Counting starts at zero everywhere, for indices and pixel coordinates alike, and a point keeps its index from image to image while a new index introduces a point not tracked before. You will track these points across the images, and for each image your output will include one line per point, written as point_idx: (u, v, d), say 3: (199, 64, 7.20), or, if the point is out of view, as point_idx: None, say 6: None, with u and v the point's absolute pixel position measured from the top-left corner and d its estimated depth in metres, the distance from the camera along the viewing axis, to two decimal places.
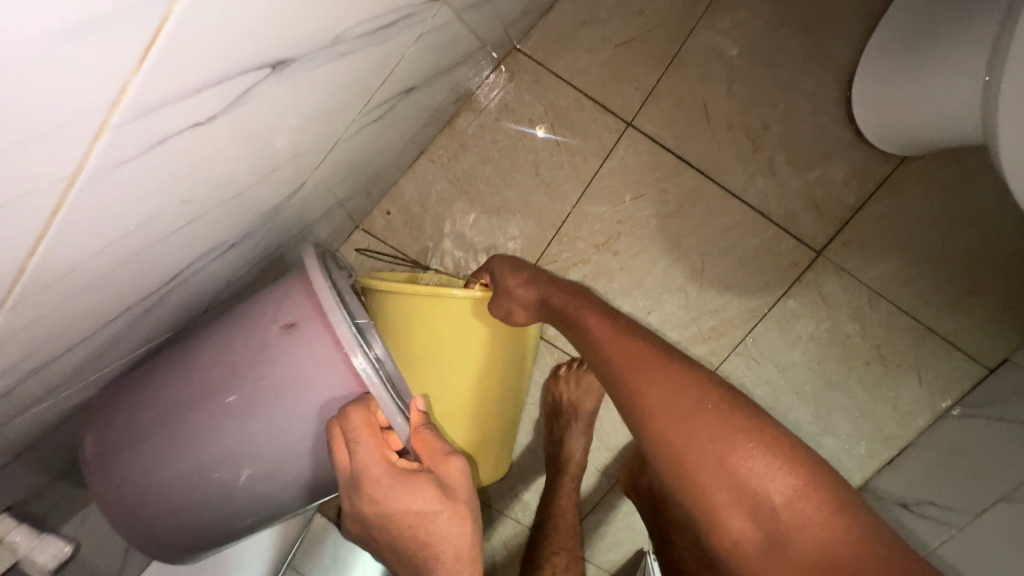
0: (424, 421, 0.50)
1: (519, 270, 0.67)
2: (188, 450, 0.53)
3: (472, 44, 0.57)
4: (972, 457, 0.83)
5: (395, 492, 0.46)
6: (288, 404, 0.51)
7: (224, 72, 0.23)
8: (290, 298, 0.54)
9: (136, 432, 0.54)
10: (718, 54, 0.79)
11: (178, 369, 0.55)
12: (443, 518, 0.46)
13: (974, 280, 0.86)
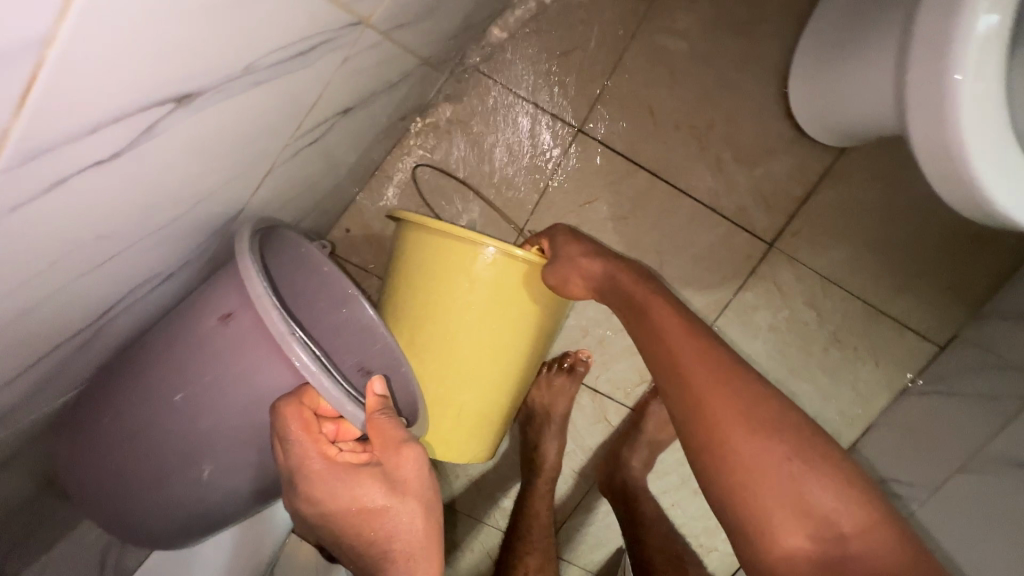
0: (379, 407, 0.50)
1: (585, 243, 0.66)
2: (149, 448, 0.53)
3: (410, 62, 0.58)
4: (931, 433, 0.87)
5: (341, 485, 0.49)
6: (239, 397, 0.52)
7: (118, 109, 0.24)
8: (229, 288, 0.53)
9: (97, 437, 0.55)
10: (660, 57, 0.81)
11: (126, 371, 0.54)
12: (393, 509, 0.49)
13: (920, 262, 0.89)
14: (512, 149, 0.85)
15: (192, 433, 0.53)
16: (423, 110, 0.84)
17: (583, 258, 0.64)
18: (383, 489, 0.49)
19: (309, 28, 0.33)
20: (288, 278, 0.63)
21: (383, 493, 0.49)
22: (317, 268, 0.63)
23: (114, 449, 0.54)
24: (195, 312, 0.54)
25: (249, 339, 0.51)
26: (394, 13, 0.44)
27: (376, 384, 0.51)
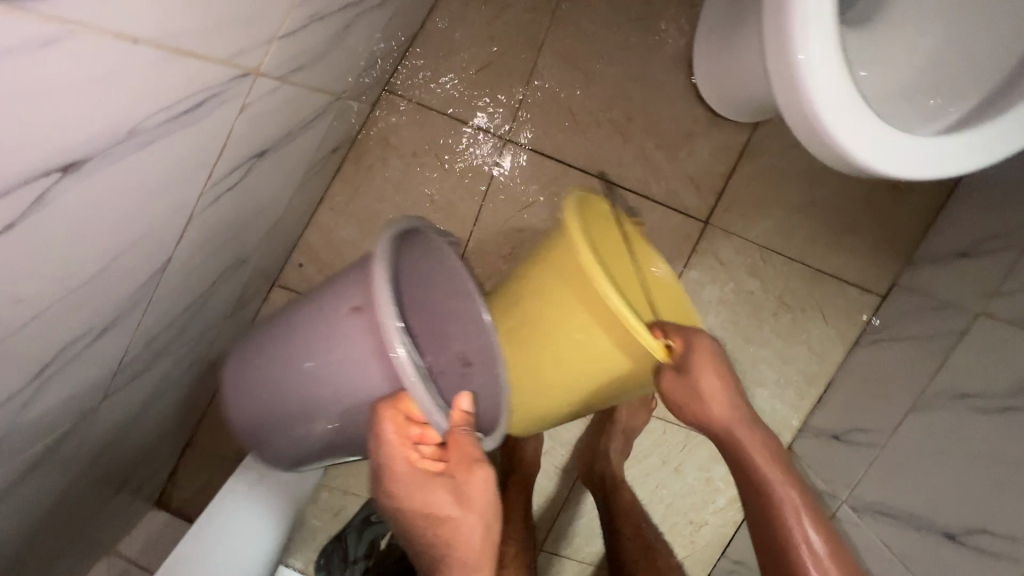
0: (463, 422, 0.59)
1: (720, 373, 0.60)
2: (277, 398, 0.66)
3: (322, 97, 0.62)
4: (883, 379, 0.91)
5: (421, 491, 0.57)
6: (345, 375, 0.62)
7: (5, 186, 0.26)
8: (355, 285, 0.63)
9: (249, 375, 0.68)
10: (574, 59, 0.85)
11: (278, 329, 0.67)
12: (459, 516, 0.57)
13: (847, 219, 0.94)
14: (450, 165, 0.88)
15: (312, 394, 0.63)
16: (357, 139, 0.87)
17: (713, 405, 0.60)
18: (451, 499, 0.57)
19: (194, 84, 0.37)
20: (421, 261, 0.70)
21: (453, 503, 0.57)
22: (446, 262, 0.69)
23: (255, 388, 0.67)
24: (328, 299, 0.64)
25: (362, 335, 0.61)
26: (285, 59, 0.47)
27: (462, 402, 0.60)
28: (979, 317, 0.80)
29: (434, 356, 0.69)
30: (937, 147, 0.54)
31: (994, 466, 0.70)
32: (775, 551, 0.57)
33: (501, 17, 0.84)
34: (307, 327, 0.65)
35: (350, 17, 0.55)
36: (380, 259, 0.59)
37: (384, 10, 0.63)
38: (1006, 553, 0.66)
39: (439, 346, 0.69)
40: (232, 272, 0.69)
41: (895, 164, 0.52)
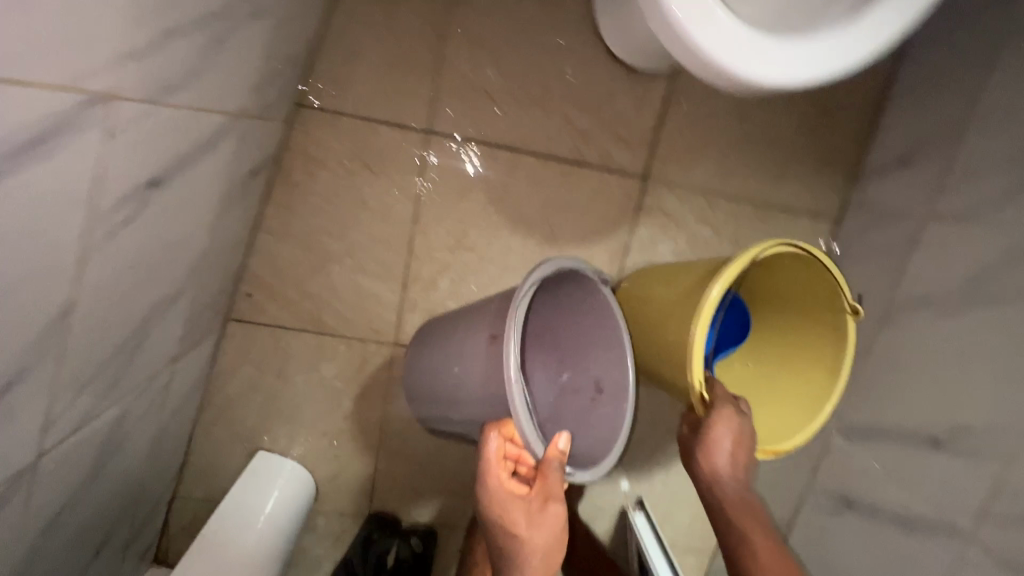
0: (556, 460, 0.72)
1: (733, 428, 0.69)
2: (435, 383, 0.85)
3: (214, 118, 0.60)
4: (850, 302, 0.90)
5: (506, 504, 0.71)
6: (476, 389, 0.76)
7: None
8: (496, 319, 0.76)
9: (429, 359, 0.86)
10: (480, 40, 0.84)
11: (451, 333, 0.84)
12: (527, 534, 0.70)
13: (786, 149, 0.93)
14: (379, 167, 0.87)
15: (458, 393, 0.80)
16: (279, 159, 0.85)
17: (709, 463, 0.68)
18: (524, 520, 0.70)
19: (32, 111, 0.35)
20: (579, 294, 0.88)
21: (525, 521, 0.70)
22: (596, 302, 0.84)
23: (430, 368, 0.86)
24: (476, 324, 0.79)
25: (490, 363, 0.74)
26: (144, 79, 0.46)
27: (559, 442, 0.71)
28: (928, 220, 0.79)
29: (574, 375, 0.89)
30: (823, 52, 0.60)
31: (964, 363, 0.69)
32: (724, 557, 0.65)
33: (396, 6, 0.82)
34: (460, 339, 0.81)
35: (219, 29, 0.54)
36: (516, 303, 0.70)
37: (263, 20, 0.62)
38: (989, 447, 0.65)
39: (580, 367, 0.89)
40: (165, 312, 0.68)
41: (767, 71, 0.58)
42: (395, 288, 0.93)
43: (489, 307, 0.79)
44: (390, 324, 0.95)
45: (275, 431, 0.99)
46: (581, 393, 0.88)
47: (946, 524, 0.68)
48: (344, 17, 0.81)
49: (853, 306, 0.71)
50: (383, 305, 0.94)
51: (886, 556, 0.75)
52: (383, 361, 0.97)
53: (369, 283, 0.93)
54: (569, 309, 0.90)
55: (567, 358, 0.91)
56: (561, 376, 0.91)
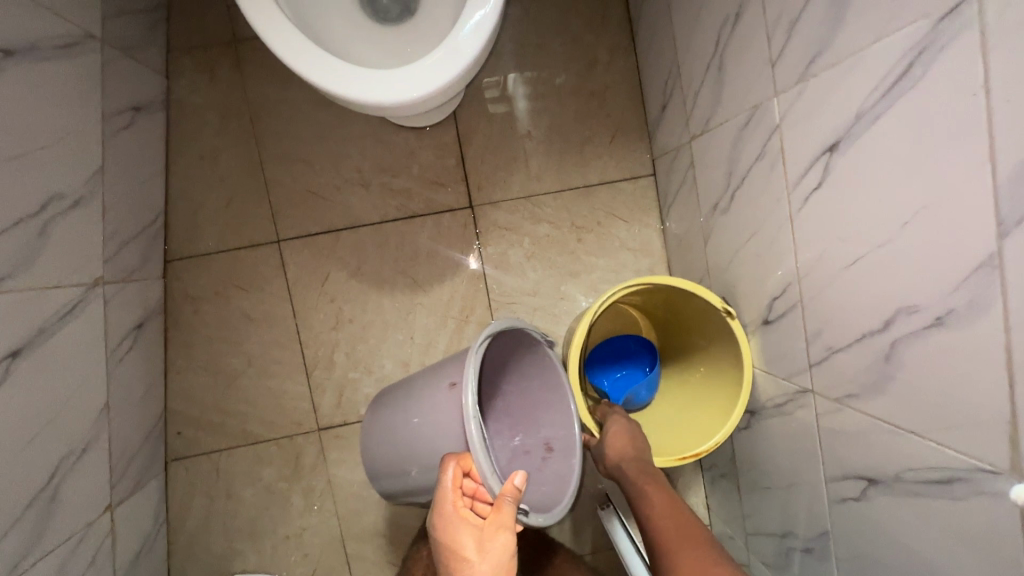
0: (511, 494, 0.59)
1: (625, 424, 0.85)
2: (385, 452, 0.78)
3: (64, 292, 0.75)
4: (684, 234, 0.98)
5: (455, 531, 0.58)
6: (426, 439, 0.70)
7: None
8: (459, 365, 0.69)
9: (383, 427, 0.79)
10: (289, 156, 1.01)
11: (400, 398, 0.78)
12: (473, 565, 0.55)
13: (579, 135, 1.06)
14: (248, 283, 1.02)
15: (412, 447, 0.72)
16: (168, 309, 1.01)
17: (613, 449, 0.81)
18: (473, 546, 0.57)
19: None
20: (524, 359, 0.81)
21: (473, 547, 0.57)
22: (541, 359, 0.79)
23: (380, 438, 0.79)
24: (431, 379, 0.73)
25: (450, 408, 0.67)
26: None
27: (515, 476, 0.59)
28: (692, 142, 0.88)
29: (525, 435, 0.80)
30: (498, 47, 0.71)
31: (752, 243, 0.75)
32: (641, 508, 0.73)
33: (216, 159, 1.00)
34: (418, 391, 0.74)
35: (37, 226, 0.69)
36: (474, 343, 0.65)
37: (87, 208, 0.79)
38: (789, 304, 0.69)
39: (530, 427, 0.80)
40: (79, 462, 0.78)
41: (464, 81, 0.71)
42: (300, 378, 1.04)
43: (445, 363, 0.74)
44: (307, 412, 1.04)
45: (242, 551, 1.04)
46: (531, 454, 0.78)
47: (800, 387, 0.70)
48: (180, 182, 1.00)
49: (731, 317, 0.79)
50: (296, 397, 1.04)
51: (789, 442, 0.76)
52: (314, 449, 1.04)
53: (277, 383, 1.03)
54: (511, 371, 0.82)
55: (519, 420, 0.82)
56: (513, 439, 0.81)
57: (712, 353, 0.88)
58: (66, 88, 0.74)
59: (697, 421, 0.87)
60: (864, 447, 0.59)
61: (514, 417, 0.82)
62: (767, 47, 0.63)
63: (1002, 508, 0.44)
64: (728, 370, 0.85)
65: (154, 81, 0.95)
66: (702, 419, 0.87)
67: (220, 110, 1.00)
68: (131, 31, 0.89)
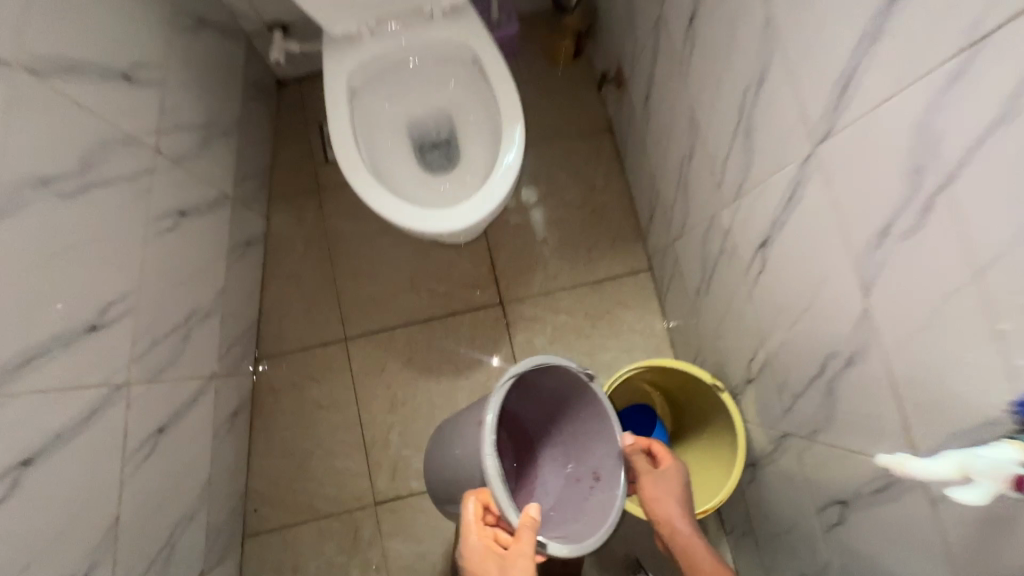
0: (530, 521, 0.65)
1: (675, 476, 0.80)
2: (446, 484, 0.90)
3: (193, 383, 0.97)
4: (679, 316, 1.18)
5: (478, 558, 0.66)
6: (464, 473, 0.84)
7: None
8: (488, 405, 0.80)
9: (445, 459, 0.91)
10: (357, 271, 1.28)
11: (460, 430, 0.90)
12: None
13: (586, 242, 1.31)
14: (321, 375, 1.23)
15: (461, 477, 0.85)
16: (255, 399, 1.22)
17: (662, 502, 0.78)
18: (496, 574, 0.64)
19: (86, 404, 0.72)
20: (566, 389, 0.83)
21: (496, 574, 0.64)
22: (586, 388, 0.78)
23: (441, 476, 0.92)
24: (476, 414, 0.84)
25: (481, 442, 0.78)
26: (143, 370, 0.84)
27: (532, 507, 0.65)
28: (674, 243, 1.12)
29: (576, 464, 0.83)
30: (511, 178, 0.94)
31: (729, 318, 0.94)
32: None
33: (301, 277, 1.27)
34: (468, 427, 0.86)
35: (182, 333, 0.94)
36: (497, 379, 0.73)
37: (212, 319, 1.04)
38: (761, 363, 0.86)
39: (582, 457, 0.83)
40: (185, 528, 0.95)
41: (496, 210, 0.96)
42: (360, 457, 1.20)
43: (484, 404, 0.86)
44: (366, 487, 1.19)
45: None
46: (582, 482, 0.81)
47: (782, 433, 0.85)
48: (271, 297, 1.26)
49: (716, 386, 0.95)
50: (355, 474, 1.19)
51: (784, 486, 0.88)
52: (370, 522, 1.17)
53: (341, 461, 1.20)
54: (557, 401, 0.85)
55: (572, 448, 0.85)
56: (567, 468, 0.86)
57: (712, 416, 1.03)
58: (211, 233, 1.03)
59: (712, 483, 0.99)
60: (832, 475, 0.73)
61: (568, 447, 0.86)
62: (712, 177, 0.88)
63: (918, 499, 0.58)
64: (726, 430, 0.99)
65: (259, 222, 1.25)
66: (712, 478, 1.00)
67: (305, 240, 1.29)
68: (250, 190, 1.21)
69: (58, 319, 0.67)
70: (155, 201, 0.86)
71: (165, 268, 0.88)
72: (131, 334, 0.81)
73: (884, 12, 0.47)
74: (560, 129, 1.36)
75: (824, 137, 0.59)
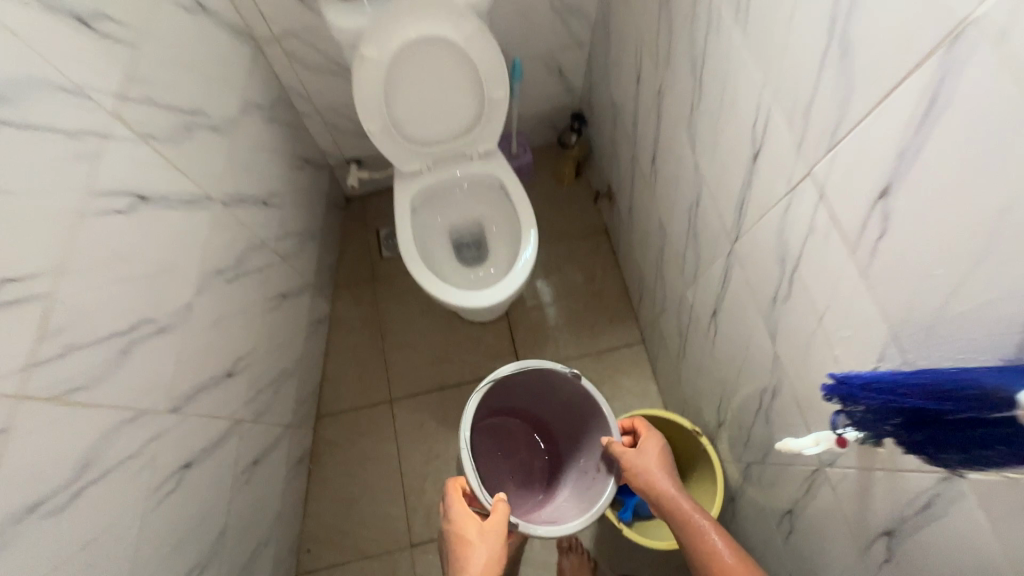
0: (500, 500, 0.83)
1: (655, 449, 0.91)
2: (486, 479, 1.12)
3: (278, 429, 1.22)
4: (667, 379, 1.43)
5: (462, 524, 0.85)
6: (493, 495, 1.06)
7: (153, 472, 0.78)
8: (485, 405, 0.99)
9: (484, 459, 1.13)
10: (402, 344, 1.56)
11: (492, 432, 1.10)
12: (477, 548, 0.82)
13: (589, 320, 1.59)
14: (370, 431, 1.47)
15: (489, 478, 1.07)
16: (314, 451, 1.45)
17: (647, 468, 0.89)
18: (475, 536, 0.83)
19: (219, 432, 0.98)
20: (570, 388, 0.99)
21: (476, 536, 0.83)
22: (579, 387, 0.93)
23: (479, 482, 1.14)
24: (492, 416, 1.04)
25: None
26: (251, 412, 1.10)
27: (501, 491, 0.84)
28: (658, 318, 1.40)
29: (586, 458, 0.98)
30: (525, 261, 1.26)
31: (700, 374, 1.19)
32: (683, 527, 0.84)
33: (356, 349, 1.56)
34: None
35: (275, 387, 1.21)
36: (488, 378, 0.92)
37: (293, 379, 1.31)
38: (726, 408, 1.10)
39: (589, 451, 0.98)
40: (261, 552, 1.14)
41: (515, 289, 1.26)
42: (400, 502, 1.40)
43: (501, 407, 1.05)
44: (404, 530, 1.37)
45: None
46: (589, 473, 0.97)
47: (748, 464, 1.06)
48: (331, 364, 1.54)
49: (695, 431, 1.17)
50: (395, 518, 1.38)
51: (754, 512, 1.07)
52: (407, 562, 1.34)
53: (383, 506, 1.40)
54: (566, 399, 1.02)
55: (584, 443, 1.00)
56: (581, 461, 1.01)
57: (696, 459, 1.23)
58: (298, 312, 1.34)
59: None
60: (781, 490, 0.94)
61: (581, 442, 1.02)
62: (678, 267, 1.19)
63: (827, 491, 0.80)
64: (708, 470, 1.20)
65: (327, 304, 1.57)
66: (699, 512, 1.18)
67: (361, 319, 1.59)
68: (323, 280, 1.55)
69: (215, 366, 0.96)
70: (271, 287, 1.18)
71: (271, 336, 1.18)
72: (248, 383, 1.08)
73: (751, 167, 0.80)
74: (566, 231, 1.71)
75: (736, 239, 0.90)
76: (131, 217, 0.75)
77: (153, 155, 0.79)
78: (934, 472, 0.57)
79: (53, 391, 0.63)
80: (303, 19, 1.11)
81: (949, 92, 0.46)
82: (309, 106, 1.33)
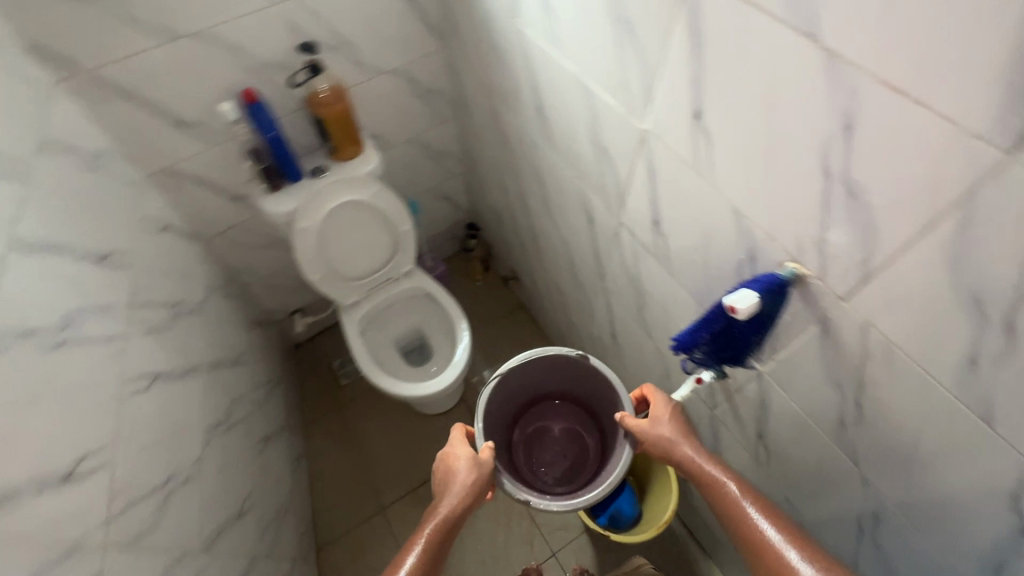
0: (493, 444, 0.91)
1: (671, 415, 0.93)
2: None
3: (287, 563, 1.32)
4: None
5: (455, 446, 0.93)
6: None
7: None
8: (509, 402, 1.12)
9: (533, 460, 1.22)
10: (378, 455, 1.71)
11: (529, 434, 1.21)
12: (462, 469, 0.90)
13: None
14: (371, 544, 1.57)
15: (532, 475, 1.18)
16: None
17: (666, 438, 0.90)
18: (464, 461, 0.90)
19: (242, 567, 1.09)
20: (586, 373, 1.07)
21: (465, 460, 0.90)
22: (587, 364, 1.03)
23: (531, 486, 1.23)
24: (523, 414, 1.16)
25: None
26: (263, 548, 1.21)
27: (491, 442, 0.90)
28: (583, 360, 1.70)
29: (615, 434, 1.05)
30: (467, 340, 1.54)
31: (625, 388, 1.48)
32: (711, 490, 0.87)
33: (338, 473, 1.69)
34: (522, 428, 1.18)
35: (277, 523, 1.32)
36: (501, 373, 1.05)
37: (289, 514, 1.42)
38: None
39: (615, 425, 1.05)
40: None
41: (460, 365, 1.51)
42: None
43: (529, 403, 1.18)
44: None
45: None
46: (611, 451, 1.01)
47: None
48: (319, 495, 1.65)
49: None
50: None
51: None
52: None
53: None
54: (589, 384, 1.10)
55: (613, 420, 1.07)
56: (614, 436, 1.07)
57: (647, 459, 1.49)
58: (279, 451, 1.48)
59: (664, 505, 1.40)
60: None
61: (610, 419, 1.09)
62: (580, 312, 1.52)
63: (724, 430, 1.08)
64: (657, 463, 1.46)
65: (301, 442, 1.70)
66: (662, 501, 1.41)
67: (336, 445, 1.74)
68: (293, 420, 1.70)
69: (227, 507, 1.10)
70: (254, 434, 1.34)
71: (263, 476, 1.32)
72: (256, 521, 1.21)
73: (592, 227, 1.17)
74: (491, 317, 2.02)
75: (603, 276, 1.24)
76: (150, 393, 0.94)
77: (155, 343, 1.00)
78: (756, 377, 0.89)
79: (125, 541, 0.78)
80: (240, 213, 1.41)
81: (657, 168, 0.85)
82: (252, 277, 1.58)
